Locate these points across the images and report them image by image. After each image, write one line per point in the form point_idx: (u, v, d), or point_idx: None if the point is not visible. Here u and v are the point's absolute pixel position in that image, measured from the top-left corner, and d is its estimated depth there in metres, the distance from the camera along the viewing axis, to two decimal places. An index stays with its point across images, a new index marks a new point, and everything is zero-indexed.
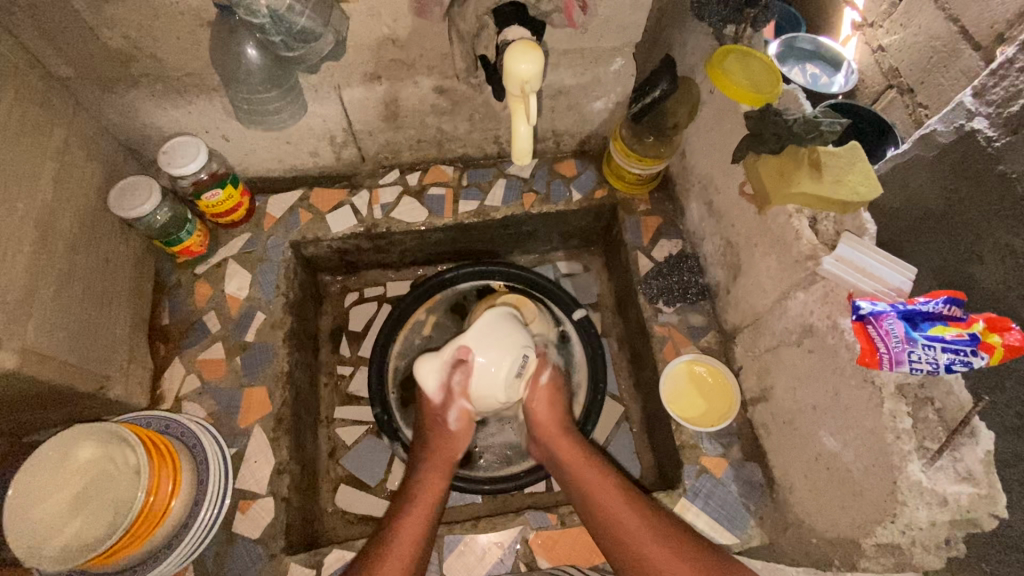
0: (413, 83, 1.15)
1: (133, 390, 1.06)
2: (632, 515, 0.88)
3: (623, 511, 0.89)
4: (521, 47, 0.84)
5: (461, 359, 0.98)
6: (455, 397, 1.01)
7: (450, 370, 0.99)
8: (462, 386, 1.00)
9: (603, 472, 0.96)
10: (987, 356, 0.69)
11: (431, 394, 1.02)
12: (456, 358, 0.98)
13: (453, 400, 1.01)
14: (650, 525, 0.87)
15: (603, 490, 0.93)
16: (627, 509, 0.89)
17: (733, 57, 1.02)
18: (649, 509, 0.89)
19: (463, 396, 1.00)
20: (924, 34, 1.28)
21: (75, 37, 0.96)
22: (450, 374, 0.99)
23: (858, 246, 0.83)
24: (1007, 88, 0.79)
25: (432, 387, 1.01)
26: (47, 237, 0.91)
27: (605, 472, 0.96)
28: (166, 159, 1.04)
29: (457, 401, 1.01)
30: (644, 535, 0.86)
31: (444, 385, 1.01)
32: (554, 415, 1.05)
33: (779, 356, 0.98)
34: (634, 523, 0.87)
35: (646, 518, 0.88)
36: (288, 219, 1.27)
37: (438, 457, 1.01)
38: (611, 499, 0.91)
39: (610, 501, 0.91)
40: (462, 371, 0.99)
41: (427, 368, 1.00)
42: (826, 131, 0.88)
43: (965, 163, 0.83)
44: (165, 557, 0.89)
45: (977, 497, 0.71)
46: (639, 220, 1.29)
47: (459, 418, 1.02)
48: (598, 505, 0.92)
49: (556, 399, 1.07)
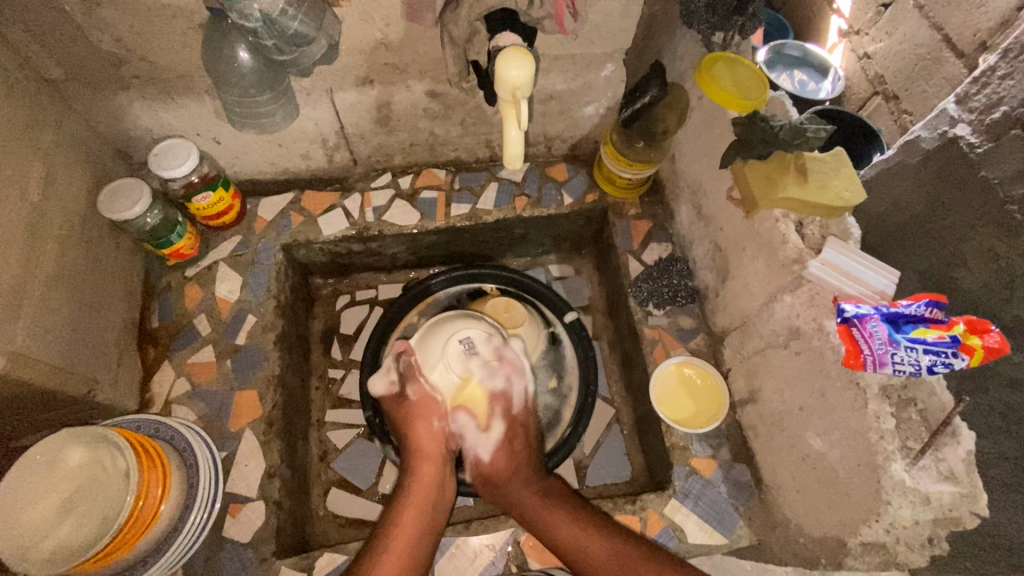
0: (406, 87, 1.16)
1: (122, 394, 1.06)
2: (604, 546, 0.91)
3: (589, 541, 0.92)
4: (511, 55, 0.84)
5: (402, 351, 1.11)
6: (407, 379, 1.09)
7: (394, 368, 1.11)
8: (409, 368, 1.09)
9: (567, 505, 0.99)
10: (969, 358, 0.70)
11: (386, 391, 1.12)
12: (396, 353, 1.11)
13: (405, 384, 1.09)
14: (619, 558, 0.89)
15: (567, 524, 0.95)
16: (598, 539, 0.92)
17: (720, 65, 1.04)
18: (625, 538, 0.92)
19: (413, 377, 1.09)
20: (908, 43, 1.30)
21: (64, 40, 0.96)
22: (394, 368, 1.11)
23: (843, 250, 0.86)
24: (989, 95, 0.82)
25: (385, 387, 1.12)
26: (37, 240, 0.90)
27: (571, 503, 0.99)
28: (156, 161, 1.04)
29: (409, 381, 1.08)
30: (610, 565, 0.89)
31: (395, 379, 1.11)
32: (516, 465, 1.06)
33: (767, 358, 0.99)
34: (603, 557, 0.90)
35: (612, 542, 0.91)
36: (279, 223, 1.27)
37: (429, 448, 1.03)
38: (576, 531, 0.94)
39: (580, 533, 0.93)
40: (404, 361, 1.10)
41: (377, 376, 1.14)
42: (811, 137, 0.91)
43: (948, 170, 0.85)
44: (154, 561, 0.89)
45: (958, 496, 0.74)
46: (629, 223, 1.30)
47: (416, 395, 1.07)
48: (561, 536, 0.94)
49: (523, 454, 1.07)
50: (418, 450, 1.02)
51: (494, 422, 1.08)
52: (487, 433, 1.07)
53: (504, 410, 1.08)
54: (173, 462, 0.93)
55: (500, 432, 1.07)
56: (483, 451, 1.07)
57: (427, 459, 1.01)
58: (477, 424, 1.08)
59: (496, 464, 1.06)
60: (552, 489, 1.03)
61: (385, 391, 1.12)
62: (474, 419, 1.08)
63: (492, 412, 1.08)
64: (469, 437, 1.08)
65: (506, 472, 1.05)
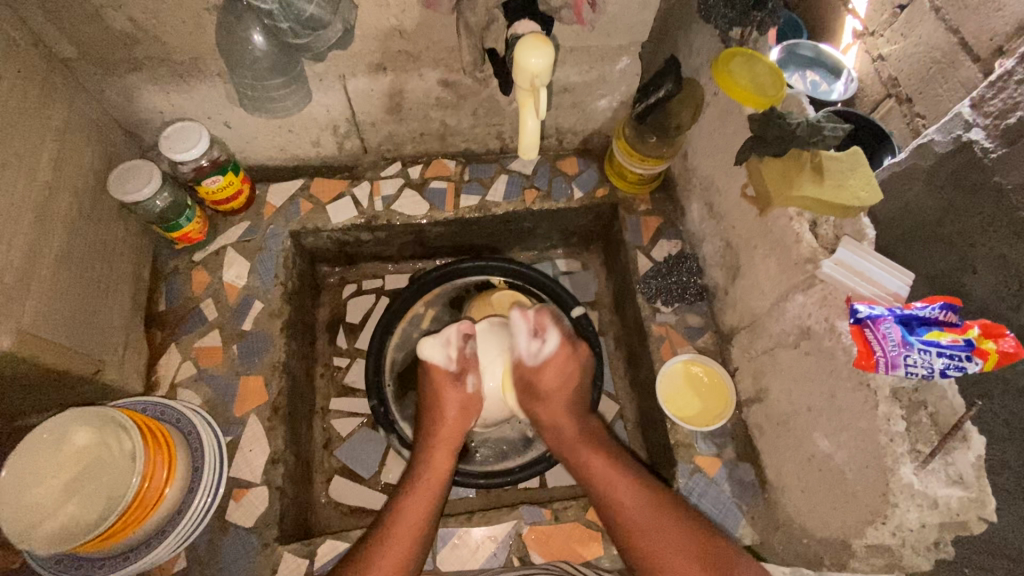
0: (419, 75, 1.15)
1: (128, 376, 1.06)
2: (632, 495, 0.89)
3: (621, 494, 0.89)
4: (531, 42, 0.84)
5: (467, 333, 1.03)
6: (469, 366, 1.03)
7: (457, 344, 1.02)
8: (473, 354, 1.03)
9: (605, 450, 0.96)
10: (982, 362, 0.70)
11: (440, 364, 1.01)
12: (462, 332, 1.02)
13: (465, 370, 1.02)
14: (649, 510, 0.86)
15: (602, 470, 0.93)
16: (628, 490, 0.89)
17: (738, 61, 1.02)
18: (654, 492, 0.89)
19: (474, 366, 1.03)
20: (923, 45, 1.28)
21: (78, 19, 0.95)
22: (459, 346, 1.01)
23: (858, 251, 0.84)
24: (1005, 100, 0.80)
25: (441, 360, 1.01)
26: (46, 218, 0.90)
27: (605, 447, 0.97)
28: (167, 144, 1.03)
29: (469, 369, 1.02)
30: (637, 513, 0.87)
31: (455, 356, 1.02)
32: (560, 388, 1.01)
33: (776, 357, 0.99)
34: (633, 505, 0.87)
35: (642, 493, 0.89)
36: (288, 209, 1.26)
37: (447, 433, 1.00)
38: (610, 480, 0.91)
39: (612, 481, 0.91)
40: (470, 345, 1.03)
41: (430, 343, 1.02)
42: (829, 136, 0.89)
43: (960, 175, 0.85)
44: (157, 544, 0.89)
45: (966, 500, 0.72)
46: (639, 219, 1.29)
47: (473, 386, 1.03)
48: (595, 484, 0.92)
49: (571, 376, 1.02)
50: (439, 439, 1.00)
51: (549, 331, 1.02)
52: (541, 344, 1.01)
53: (554, 322, 1.03)
54: (178, 445, 0.93)
55: (557, 343, 1.01)
56: (534, 358, 1.01)
57: (444, 446, 0.99)
58: (536, 332, 1.01)
59: (548, 377, 1.00)
60: (592, 430, 1.01)
61: (441, 363, 1.01)
62: (527, 325, 1.01)
63: (541, 323, 1.02)
64: (528, 344, 1.01)
65: (556, 393, 1.01)
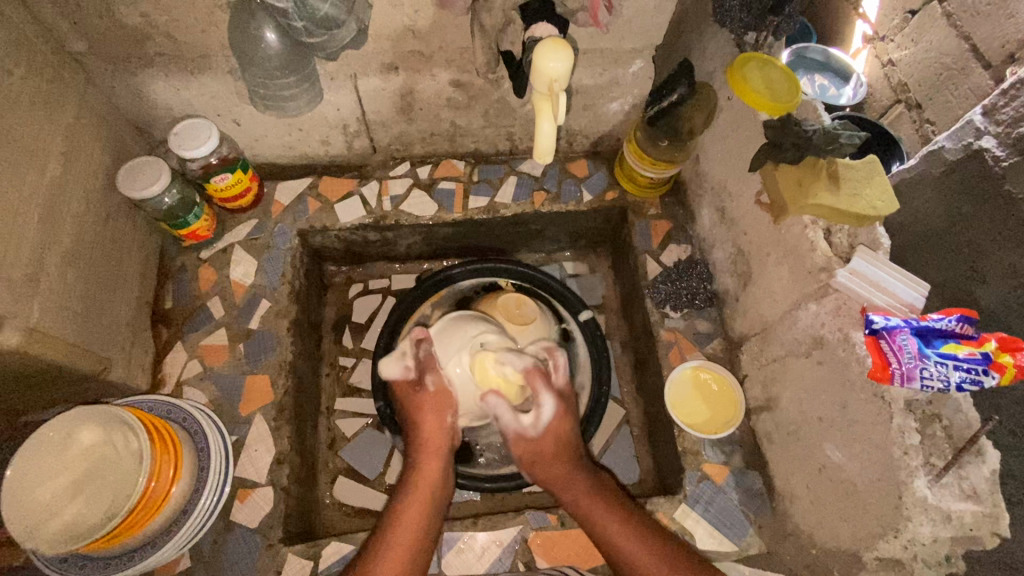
0: (430, 75, 1.14)
1: (134, 373, 1.05)
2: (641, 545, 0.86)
3: (631, 544, 0.86)
4: (550, 45, 0.83)
5: (421, 338, 1.00)
6: (427, 367, 0.99)
7: (411, 352, 0.99)
8: (429, 357, 0.99)
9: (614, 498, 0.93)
10: (998, 376, 0.70)
11: (397, 376, 0.99)
12: (415, 339, 1.00)
13: (424, 372, 0.98)
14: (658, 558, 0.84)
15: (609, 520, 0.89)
16: (635, 539, 0.86)
17: (753, 65, 1.01)
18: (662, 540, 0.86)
19: (432, 365, 0.98)
20: (934, 51, 1.27)
21: (91, 15, 0.95)
22: (412, 354, 0.99)
23: (874, 260, 0.83)
24: (1017, 108, 0.79)
25: (398, 372, 0.98)
26: (55, 215, 0.89)
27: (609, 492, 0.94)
28: (176, 141, 1.03)
29: (427, 370, 0.98)
30: (646, 559, 0.84)
31: (412, 364, 0.98)
32: (565, 450, 0.96)
33: (786, 366, 0.98)
34: (642, 555, 0.85)
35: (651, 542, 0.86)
36: (296, 208, 1.26)
37: (433, 441, 0.97)
38: (623, 532, 0.88)
39: (620, 532, 0.88)
40: (423, 349, 1.00)
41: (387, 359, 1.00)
42: (845, 144, 0.88)
43: (971, 184, 0.84)
44: (162, 544, 0.88)
45: (980, 515, 0.72)
46: (649, 223, 1.28)
47: (434, 384, 0.98)
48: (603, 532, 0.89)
49: (567, 426, 0.97)
50: (423, 445, 0.97)
51: (544, 394, 0.93)
52: (535, 408, 0.93)
53: (546, 380, 0.93)
54: (183, 444, 0.92)
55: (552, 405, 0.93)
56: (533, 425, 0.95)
57: (430, 452, 0.96)
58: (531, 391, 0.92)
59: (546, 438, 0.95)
60: (602, 480, 0.96)
61: (397, 376, 0.99)
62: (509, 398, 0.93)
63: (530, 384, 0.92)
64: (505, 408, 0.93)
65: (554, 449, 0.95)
